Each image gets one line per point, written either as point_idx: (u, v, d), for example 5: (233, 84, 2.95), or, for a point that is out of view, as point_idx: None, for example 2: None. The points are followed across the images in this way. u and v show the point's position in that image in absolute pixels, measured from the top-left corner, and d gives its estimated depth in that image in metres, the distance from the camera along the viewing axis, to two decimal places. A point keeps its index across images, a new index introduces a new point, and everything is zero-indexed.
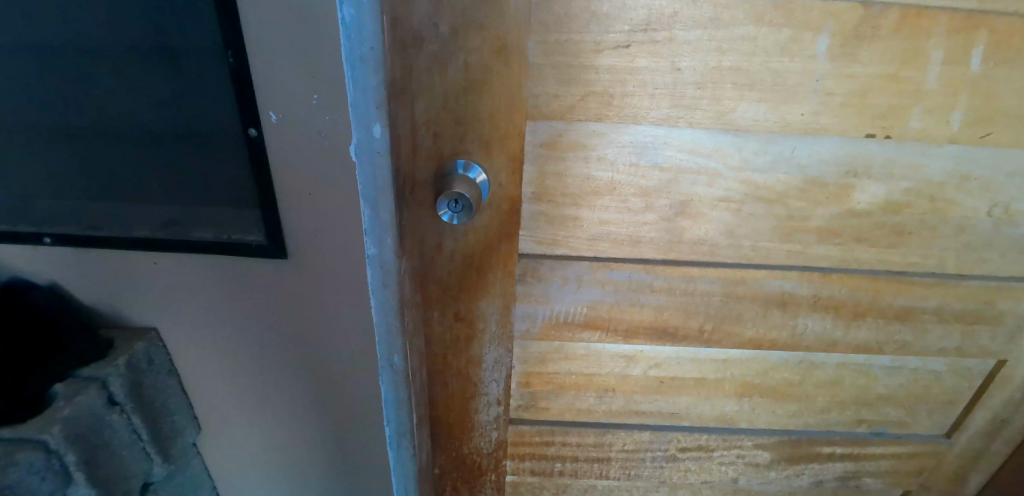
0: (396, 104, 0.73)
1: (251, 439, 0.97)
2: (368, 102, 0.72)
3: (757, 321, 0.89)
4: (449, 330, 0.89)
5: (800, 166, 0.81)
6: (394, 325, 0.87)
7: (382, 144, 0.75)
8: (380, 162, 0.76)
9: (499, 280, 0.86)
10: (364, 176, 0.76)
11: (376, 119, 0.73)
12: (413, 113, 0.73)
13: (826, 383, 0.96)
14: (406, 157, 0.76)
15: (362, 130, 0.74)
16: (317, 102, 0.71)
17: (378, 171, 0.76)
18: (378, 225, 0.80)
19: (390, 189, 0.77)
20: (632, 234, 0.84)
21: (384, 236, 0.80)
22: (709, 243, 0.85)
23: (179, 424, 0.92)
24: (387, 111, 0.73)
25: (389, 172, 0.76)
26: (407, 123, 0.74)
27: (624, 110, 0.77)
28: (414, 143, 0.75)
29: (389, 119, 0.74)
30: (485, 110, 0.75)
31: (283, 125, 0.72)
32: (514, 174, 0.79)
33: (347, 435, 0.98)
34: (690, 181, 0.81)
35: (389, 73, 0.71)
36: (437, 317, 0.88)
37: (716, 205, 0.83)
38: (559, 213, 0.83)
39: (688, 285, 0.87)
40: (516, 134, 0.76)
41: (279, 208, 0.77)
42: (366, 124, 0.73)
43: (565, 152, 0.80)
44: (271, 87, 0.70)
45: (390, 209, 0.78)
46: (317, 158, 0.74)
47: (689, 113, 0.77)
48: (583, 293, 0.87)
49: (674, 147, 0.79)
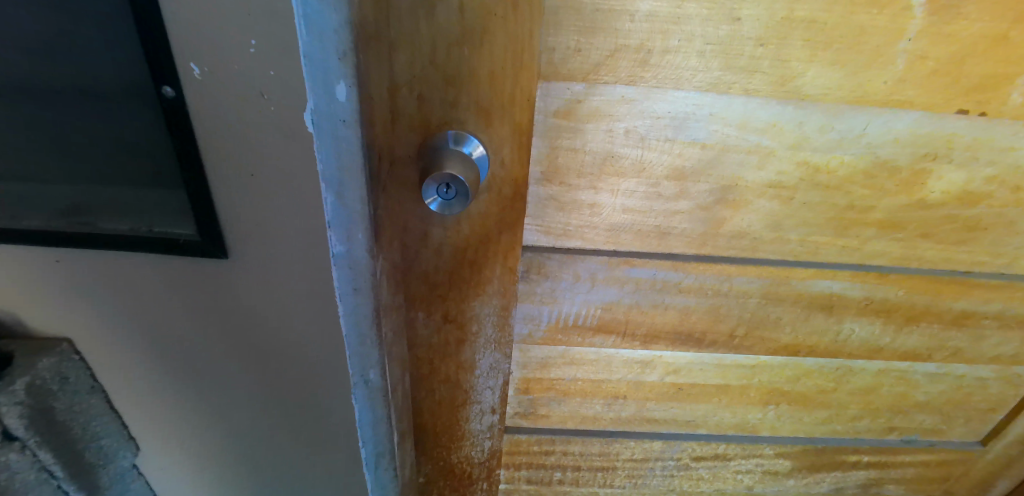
0: (370, 57, 0.56)
1: (198, 463, 0.81)
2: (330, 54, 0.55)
3: (796, 325, 0.76)
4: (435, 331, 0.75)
5: (870, 146, 0.66)
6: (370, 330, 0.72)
7: (351, 109, 0.58)
8: (346, 133, 0.59)
9: (497, 277, 0.71)
10: (327, 153, 0.58)
11: (340, 75, 0.56)
12: (392, 68, 0.57)
13: (862, 390, 0.85)
14: (382, 126, 0.60)
15: (321, 91, 0.56)
16: (252, 48, 0.51)
17: (345, 145, 0.59)
18: (346, 214, 0.63)
19: (360, 167, 0.61)
20: (660, 225, 0.70)
21: (353, 229, 0.64)
22: (751, 237, 0.71)
23: (110, 449, 0.76)
24: (357, 66, 0.57)
25: (358, 145, 0.60)
26: (384, 82, 0.58)
27: (663, 71, 0.60)
28: (393, 109, 0.59)
29: (360, 77, 0.57)
30: (485, 67, 0.58)
31: (212, 85, 0.53)
32: (521, 149, 0.63)
33: (314, 460, 0.81)
34: (735, 162, 0.66)
35: (361, 14, 0.54)
36: (422, 315, 0.74)
37: (764, 191, 0.68)
38: (573, 198, 0.68)
39: (722, 285, 0.73)
40: (523, 101, 0.60)
41: (214, 195, 0.58)
42: (328, 83, 0.56)
43: (584, 123, 0.64)
44: (191, 31, 0.50)
45: (360, 193, 0.62)
46: (260, 130, 0.55)
47: (744, 77, 0.61)
48: (597, 293, 0.73)
49: (719, 119, 0.63)
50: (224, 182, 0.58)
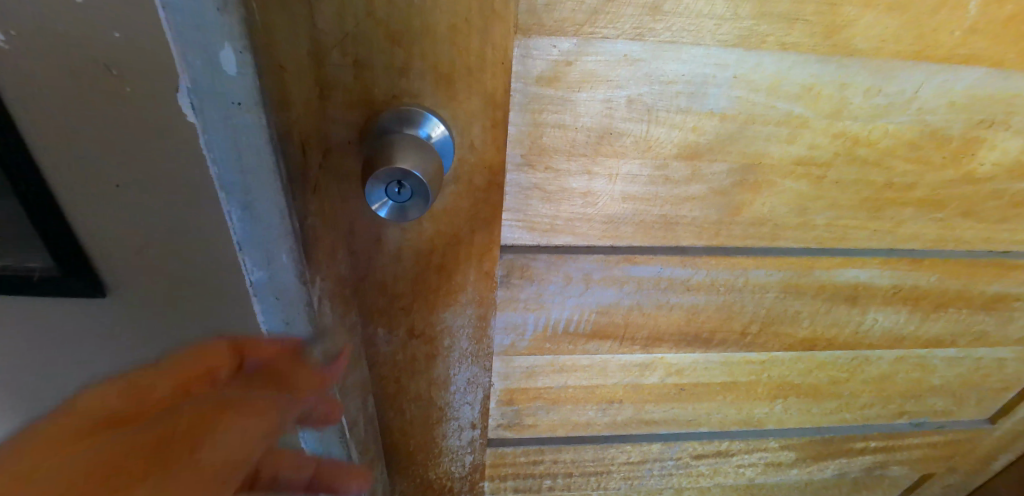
0: (280, 11, 0.41)
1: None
2: (211, 26, 0.43)
3: (816, 318, 0.66)
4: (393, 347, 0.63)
5: (920, 111, 0.54)
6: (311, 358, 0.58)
7: (252, 89, 0.45)
8: (244, 116, 0.46)
9: (471, 285, 0.58)
10: (218, 137, 0.47)
11: (224, 40, 0.43)
12: (314, 27, 0.42)
13: (876, 378, 0.77)
14: (307, 108, 0.45)
15: (202, 56, 0.44)
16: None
17: (247, 137, 0.47)
18: (257, 225, 0.52)
19: (270, 161, 0.48)
20: (666, 214, 0.57)
21: (268, 231, 0.53)
22: (772, 223, 0.59)
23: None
24: (251, 28, 0.42)
25: (262, 135, 0.47)
26: (303, 46, 0.43)
27: (678, 21, 0.46)
28: (318, 82, 0.45)
29: (268, 39, 0.42)
30: (442, 19, 0.44)
31: (76, 75, 0.45)
32: (495, 128, 0.49)
33: None
34: (760, 136, 0.53)
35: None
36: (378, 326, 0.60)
37: (792, 170, 0.56)
38: (561, 186, 0.54)
39: (737, 279, 0.62)
40: (495, 64, 0.46)
41: (102, 203, 0.52)
42: (212, 62, 0.44)
43: (575, 92, 0.49)
44: (44, 8, 0.42)
45: (274, 190, 0.50)
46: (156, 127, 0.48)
47: (781, 27, 0.47)
48: (592, 295, 0.61)
49: (744, 83, 0.50)
50: (119, 189, 0.51)
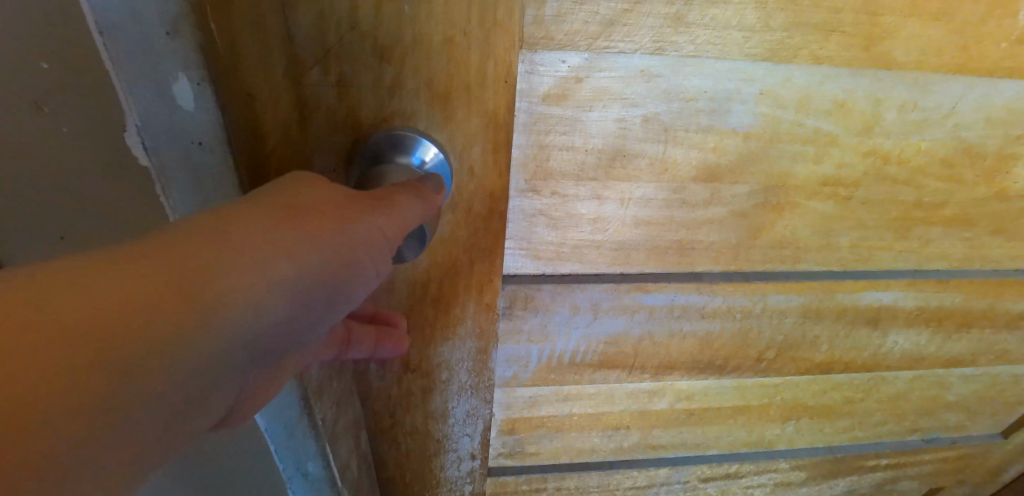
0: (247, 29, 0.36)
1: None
2: (162, 55, 0.37)
3: (836, 341, 0.63)
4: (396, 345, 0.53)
5: (957, 127, 0.50)
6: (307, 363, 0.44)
7: (216, 124, 0.39)
8: (199, 153, 0.40)
9: (470, 316, 0.53)
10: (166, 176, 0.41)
11: (177, 66, 0.37)
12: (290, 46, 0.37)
13: (892, 397, 0.74)
14: (281, 141, 0.40)
15: (144, 88, 0.37)
16: None
17: (213, 176, 0.41)
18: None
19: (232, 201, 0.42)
20: (682, 239, 0.52)
21: None
22: (794, 246, 0.55)
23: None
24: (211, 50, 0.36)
25: (223, 171, 0.41)
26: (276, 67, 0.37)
27: (704, 32, 0.41)
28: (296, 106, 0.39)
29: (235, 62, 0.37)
30: (437, 31, 0.38)
31: None
32: (497, 152, 0.44)
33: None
34: (786, 156, 0.49)
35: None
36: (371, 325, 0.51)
37: (818, 191, 0.51)
38: (569, 211, 0.49)
39: (755, 305, 0.57)
40: (498, 81, 0.41)
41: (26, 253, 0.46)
42: (165, 97, 0.38)
43: (586, 111, 0.44)
44: None
45: None
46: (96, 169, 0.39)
47: (817, 38, 0.42)
48: (600, 324, 0.57)
49: (772, 99, 0.45)
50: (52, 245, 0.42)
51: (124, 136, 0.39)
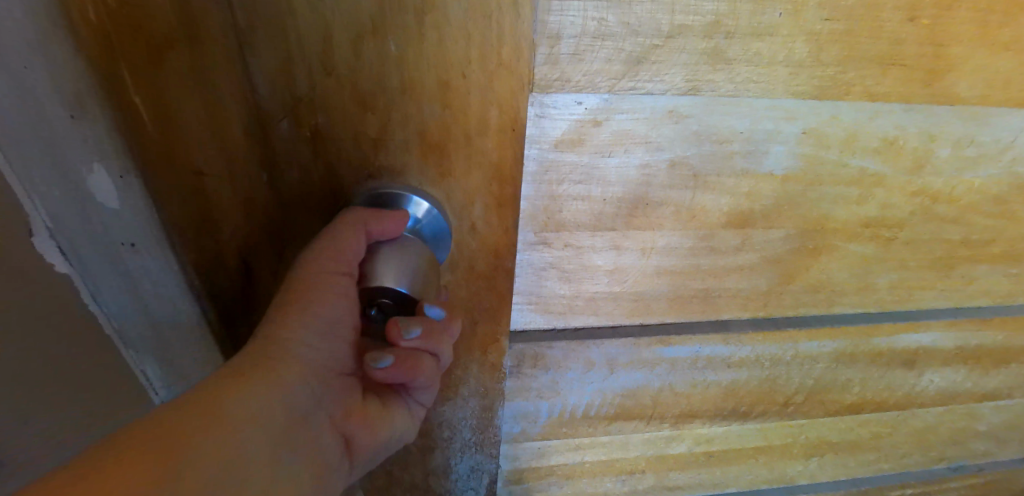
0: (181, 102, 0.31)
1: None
2: (67, 145, 0.33)
3: (869, 382, 0.58)
4: (416, 367, 0.34)
5: (1014, 162, 0.44)
6: (369, 441, 0.36)
7: (144, 217, 0.36)
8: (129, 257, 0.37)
9: (473, 376, 0.48)
10: (103, 281, 0.38)
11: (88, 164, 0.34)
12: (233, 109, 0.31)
13: (921, 430, 0.69)
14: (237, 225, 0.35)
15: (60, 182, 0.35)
16: None
17: (146, 273, 0.38)
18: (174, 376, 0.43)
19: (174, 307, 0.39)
20: (708, 287, 0.47)
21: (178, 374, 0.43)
22: (830, 290, 0.49)
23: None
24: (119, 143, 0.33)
25: (157, 273, 0.38)
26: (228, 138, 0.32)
27: (746, 69, 0.35)
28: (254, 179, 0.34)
29: (168, 147, 0.32)
30: (431, 73, 0.32)
31: None
32: (502, 207, 0.38)
33: None
34: (827, 198, 0.43)
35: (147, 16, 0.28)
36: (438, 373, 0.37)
37: (859, 232, 0.46)
38: (583, 263, 0.44)
39: (785, 352, 0.52)
40: (502, 129, 0.35)
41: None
42: (80, 191, 0.35)
43: (606, 157, 0.38)
44: None
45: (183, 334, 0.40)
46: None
47: (871, 73, 0.36)
48: (616, 378, 0.51)
49: (816, 138, 0.40)
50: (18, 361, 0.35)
51: (34, 241, 0.35)
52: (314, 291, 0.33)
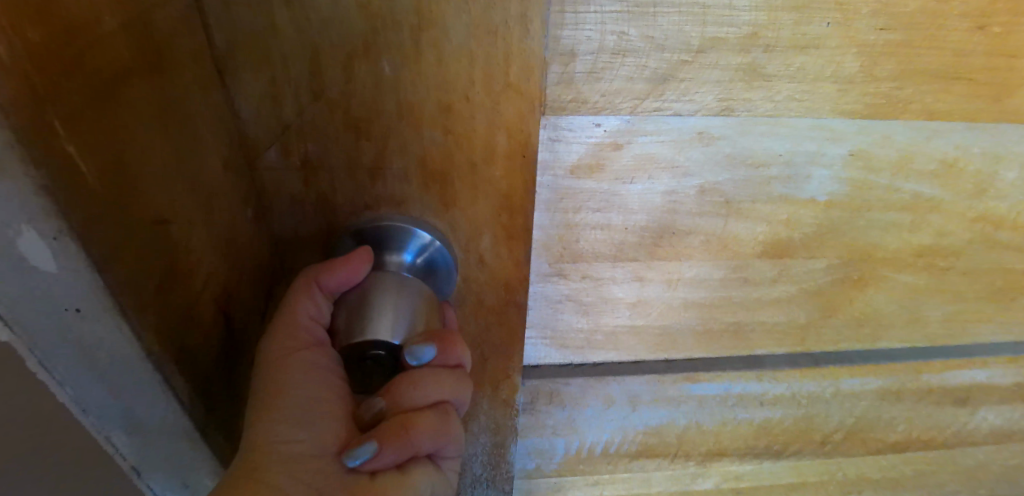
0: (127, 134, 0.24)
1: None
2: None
3: (916, 420, 0.53)
4: (409, 427, 0.32)
5: None
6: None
7: (93, 289, 0.25)
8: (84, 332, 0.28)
9: (484, 412, 0.45)
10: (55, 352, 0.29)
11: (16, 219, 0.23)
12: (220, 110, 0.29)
13: (970, 467, 0.64)
14: (211, 266, 0.31)
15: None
16: None
17: (102, 346, 0.28)
18: (154, 454, 0.34)
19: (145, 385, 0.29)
20: (741, 321, 0.43)
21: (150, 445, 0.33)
22: (876, 322, 0.45)
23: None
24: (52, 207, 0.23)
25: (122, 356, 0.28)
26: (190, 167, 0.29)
27: (790, 85, 0.31)
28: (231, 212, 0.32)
29: (124, 193, 0.25)
30: (431, 96, 0.29)
31: None
32: (512, 239, 0.35)
33: None
34: (876, 226, 0.39)
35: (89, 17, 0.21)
36: (444, 433, 0.34)
37: (911, 262, 0.41)
38: (602, 295, 0.40)
39: (824, 389, 0.48)
40: (511, 155, 0.31)
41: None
42: (13, 256, 0.25)
43: (628, 183, 0.35)
44: None
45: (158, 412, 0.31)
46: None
47: (933, 88, 0.32)
48: (638, 416, 0.47)
49: (867, 161, 0.35)
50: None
51: None
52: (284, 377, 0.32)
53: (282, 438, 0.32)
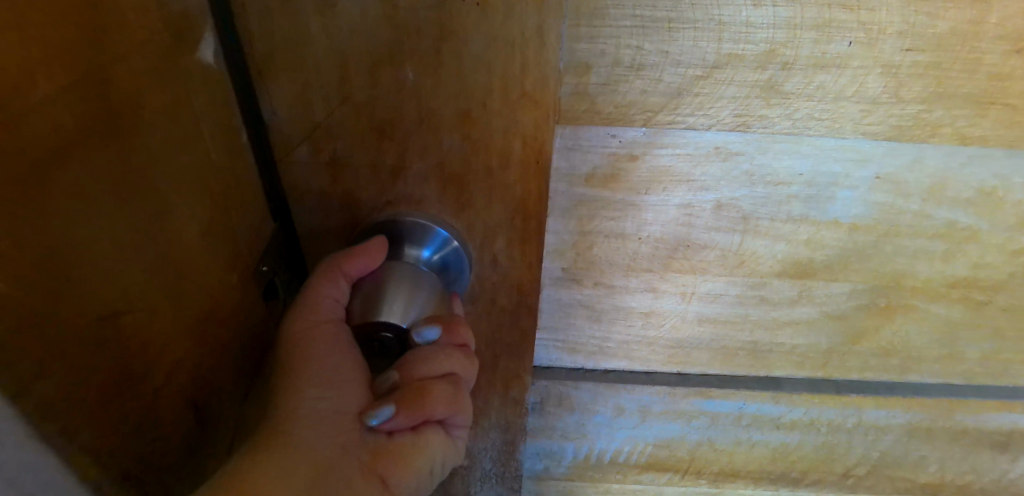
0: (82, 206, 0.16)
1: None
2: None
3: (950, 462, 0.50)
4: (423, 396, 0.33)
5: None
6: (406, 477, 0.34)
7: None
8: None
9: (495, 410, 0.46)
10: None
11: None
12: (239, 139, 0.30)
13: None
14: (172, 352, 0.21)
15: None
16: None
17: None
18: None
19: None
20: (759, 341, 0.42)
21: None
22: (905, 354, 0.43)
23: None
24: None
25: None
26: None
27: (810, 105, 0.30)
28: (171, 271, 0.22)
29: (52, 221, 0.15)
30: (450, 102, 0.31)
31: None
32: (526, 242, 0.36)
33: None
34: (904, 253, 0.38)
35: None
36: (456, 402, 0.35)
37: (944, 293, 0.40)
38: (615, 304, 0.41)
39: (846, 419, 0.46)
40: (525, 161, 0.32)
41: None
42: None
43: (643, 193, 0.35)
44: None
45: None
46: None
47: (968, 113, 0.31)
48: (649, 427, 0.47)
49: (894, 185, 0.35)
50: None
51: None
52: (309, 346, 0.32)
53: (308, 398, 0.32)
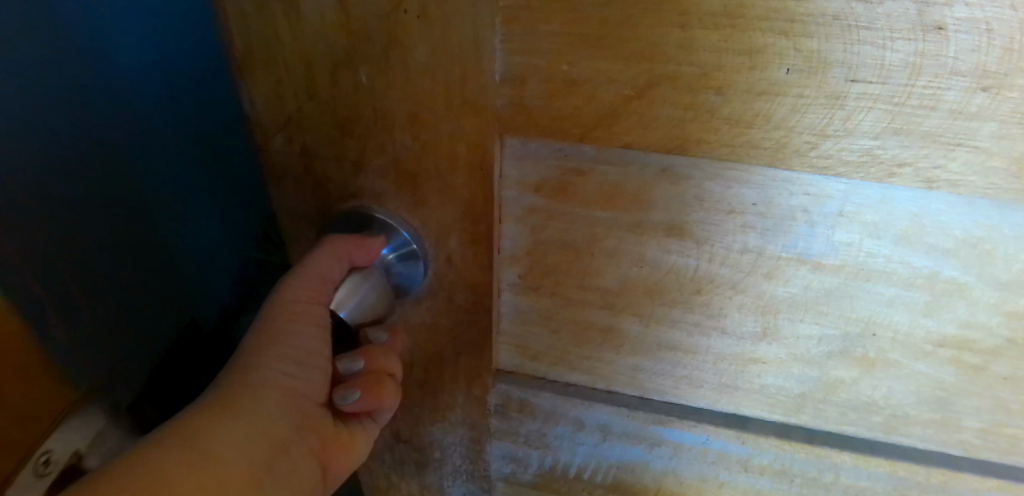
0: None
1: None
2: None
3: None
4: (378, 392, 0.39)
5: None
6: (342, 461, 0.40)
7: None
8: None
9: (460, 405, 0.47)
10: None
11: None
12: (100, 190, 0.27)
13: None
14: None
15: None
16: None
17: None
18: None
19: None
20: (723, 373, 0.41)
21: None
22: (887, 413, 0.40)
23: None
24: None
25: None
26: None
27: (754, 131, 0.29)
28: None
29: None
30: (401, 105, 0.32)
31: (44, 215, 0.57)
32: (477, 244, 0.37)
33: None
34: (877, 301, 0.35)
35: None
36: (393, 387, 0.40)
37: (926, 353, 0.37)
38: (574, 317, 0.41)
39: (823, 475, 0.45)
40: (472, 167, 0.34)
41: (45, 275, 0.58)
42: None
43: (593, 210, 0.35)
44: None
45: None
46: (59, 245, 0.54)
47: (934, 152, 0.28)
48: (610, 449, 0.48)
49: (859, 226, 0.33)
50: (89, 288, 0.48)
51: None
52: (283, 323, 0.36)
53: (278, 371, 0.35)
